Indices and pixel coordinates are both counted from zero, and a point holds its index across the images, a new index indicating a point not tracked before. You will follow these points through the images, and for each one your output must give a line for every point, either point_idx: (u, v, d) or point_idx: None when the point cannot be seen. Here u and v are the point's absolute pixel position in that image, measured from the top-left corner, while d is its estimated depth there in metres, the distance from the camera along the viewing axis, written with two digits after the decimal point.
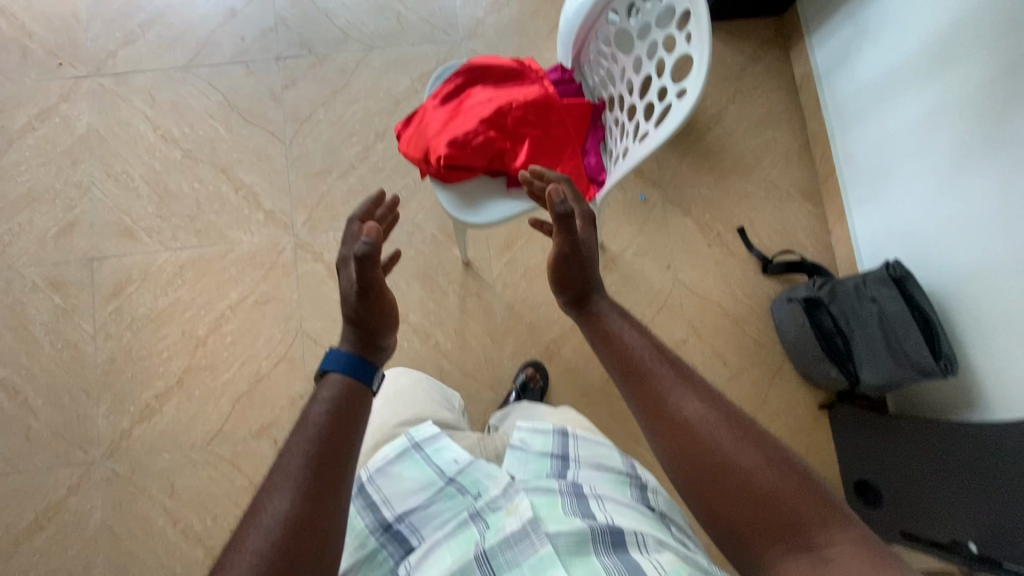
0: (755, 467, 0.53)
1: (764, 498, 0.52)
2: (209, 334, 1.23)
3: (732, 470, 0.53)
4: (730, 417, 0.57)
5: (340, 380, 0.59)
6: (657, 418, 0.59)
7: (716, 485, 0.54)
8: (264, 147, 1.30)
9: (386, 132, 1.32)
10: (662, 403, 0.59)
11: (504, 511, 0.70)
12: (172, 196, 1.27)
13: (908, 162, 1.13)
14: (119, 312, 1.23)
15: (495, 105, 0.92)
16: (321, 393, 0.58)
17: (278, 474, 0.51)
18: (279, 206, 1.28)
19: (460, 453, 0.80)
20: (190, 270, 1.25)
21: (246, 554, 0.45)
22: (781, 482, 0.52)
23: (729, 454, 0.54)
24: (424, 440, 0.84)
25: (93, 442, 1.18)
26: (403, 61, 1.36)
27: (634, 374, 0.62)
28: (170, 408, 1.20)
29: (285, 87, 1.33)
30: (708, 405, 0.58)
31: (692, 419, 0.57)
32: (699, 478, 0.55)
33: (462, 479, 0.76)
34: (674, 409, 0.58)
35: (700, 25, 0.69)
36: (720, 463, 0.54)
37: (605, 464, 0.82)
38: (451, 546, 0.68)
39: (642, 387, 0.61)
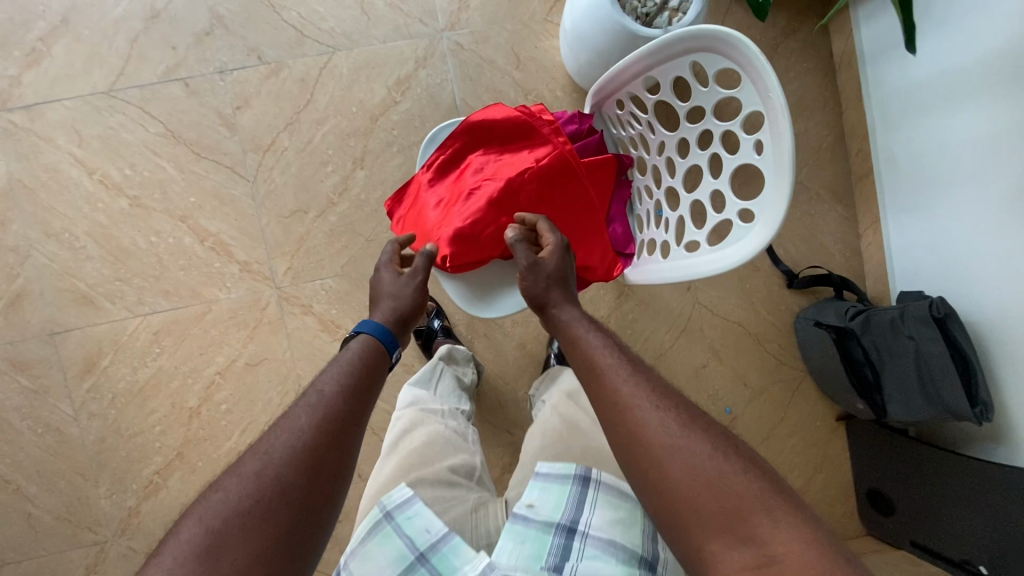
0: (702, 455, 0.55)
1: (709, 480, 0.53)
2: (202, 404, 1.14)
3: (680, 453, 0.55)
4: (684, 412, 0.59)
5: (369, 341, 0.68)
6: (610, 408, 0.61)
7: (663, 469, 0.55)
8: (224, 187, 1.12)
9: (365, 157, 1.14)
10: (615, 393, 0.61)
11: None
12: (128, 254, 1.11)
13: (959, 181, 1.01)
14: (97, 389, 1.12)
15: (502, 178, 0.78)
16: (355, 345, 0.68)
17: (277, 427, 0.59)
18: (253, 256, 1.13)
19: (432, 521, 0.69)
20: (166, 336, 1.13)
21: (276, 445, 0.56)
22: (728, 473, 0.53)
23: (676, 440, 0.56)
24: (393, 509, 0.72)
25: (102, 522, 1.14)
26: (374, 64, 1.14)
27: (590, 366, 0.65)
28: (175, 482, 1.14)
29: (236, 108, 1.11)
30: (660, 397, 0.60)
31: (642, 413, 0.58)
32: (646, 470, 0.56)
33: (432, 556, 0.66)
34: (625, 393, 0.61)
35: (775, 137, 0.54)
36: (668, 451, 0.55)
37: (616, 550, 0.65)
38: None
39: (595, 377, 0.64)
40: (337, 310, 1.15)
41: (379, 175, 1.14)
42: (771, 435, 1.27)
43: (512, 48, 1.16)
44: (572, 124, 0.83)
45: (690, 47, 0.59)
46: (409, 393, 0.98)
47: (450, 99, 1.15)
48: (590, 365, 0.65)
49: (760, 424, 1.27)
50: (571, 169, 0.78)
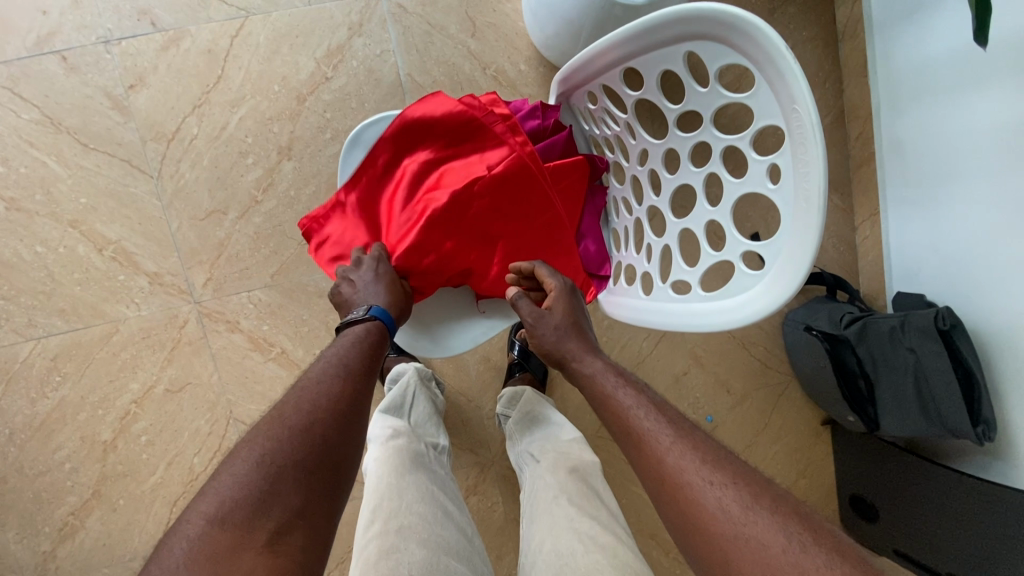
0: (776, 546, 0.40)
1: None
2: (118, 436, 1.00)
3: (742, 544, 0.41)
4: (747, 486, 0.45)
5: (379, 330, 0.62)
6: (648, 480, 0.49)
7: (726, 565, 0.41)
8: (123, 184, 0.94)
9: (293, 146, 0.96)
10: (653, 462, 0.49)
11: None
12: (10, 268, 0.94)
13: (972, 173, 0.88)
14: None
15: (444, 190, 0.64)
16: (369, 321, 0.61)
17: (294, 388, 0.55)
18: (165, 266, 0.96)
19: None
20: (67, 362, 0.97)
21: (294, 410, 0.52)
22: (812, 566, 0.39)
23: (739, 524, 0.42)
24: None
25: (12, 570, 1.00)
26: (298, 30, 0.94)
27: (620, 425, 0.53)
28: (94, 523, 1.01)
29: (129, 87, 0.92)
30: (709, 463, 0.47)
31: (693, 486, 0.45)
32: (702, 556, 0.44)
33: None
34: (662, 459, 0.48)
35: (796, 162, 0.40)
36: (727, 542, 0.42)
37: None
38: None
39: (630, 441, 0.52)
40: (269, 325, 0.99)
41: (311, 167, 0.97)
42: (754, 442, 1.18)
43: (466, 12, 0.97)
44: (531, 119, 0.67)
45: (684, 33, 0.44)
46: (385, 426, 0.77)
47: (393, 75, 0.97)
48: (621, 424, 0.53)
49: (743, 431, 1.18)
50: (529, 179, 0.63)
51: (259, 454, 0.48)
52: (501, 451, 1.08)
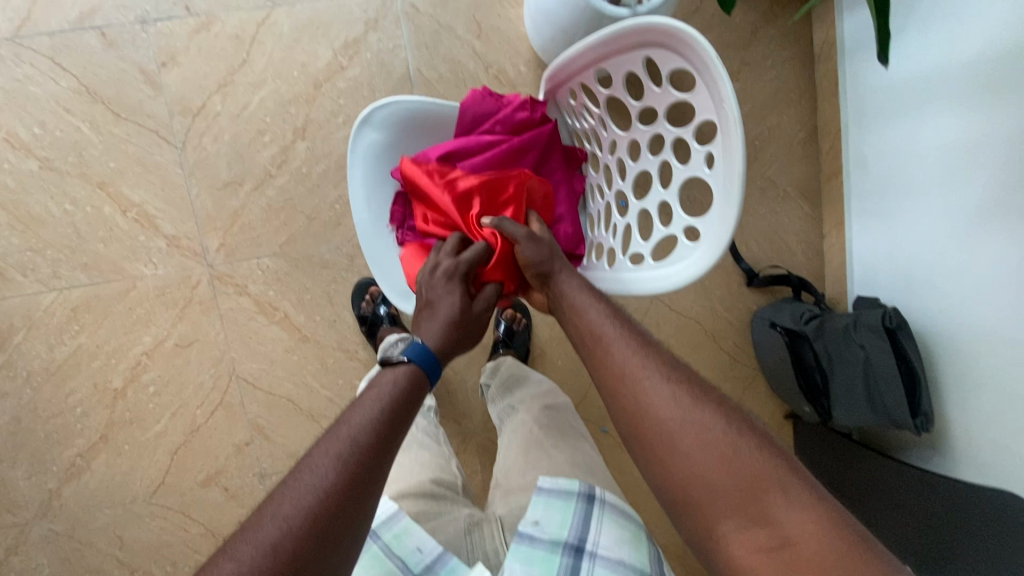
0: (715, 431, 0.50)
1: (722, 454, 0.49)
2: (128, 384, 1.08)
3: (686, 429, 0.51)
4: (693, 388, 0.54)
5: (416, 372, 0.59)
6: (614, 382, 0.57)
7: (671, 446, 0.51)
8: (150, 153, 1.02)
9: (307, 127, 1.05)
10: (620, 368, 0.57)
11: None
12: (40, 222, 1.02)
13: (924, 189, 0.97)
14: (9, 366, 1.05)
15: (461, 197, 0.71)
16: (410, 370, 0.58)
17: (330, 440, 0.50)
18: (183, 230, 1.05)
19: (425, 538, 0.62)
20: (85, 313, 1.05)
21: (286, 503, 0.45)
22: (741, 445, 0.49)
23: (686, 416, 0.52)
24: (382, 526, 0.64)
25: (20, 504, 1.08)
26: (319, 23, 1.03)
27: (592, 336, 0.61)
28: (100, 465, 1.09)
29: (162, 65, 1.01)
30: (667, 371, 0.56)
31: (648, 383, 0.55)
32: (650, 439, 0.53)
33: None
34: (628, 366, 0.56)
35: (725, 151, 0.49)
36: (674, 430, 0.51)
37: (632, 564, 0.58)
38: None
39: (598, 348, 0.60)
40: (275, 291, 1.08)
41: (323, 148, 1.05)
42: None
43: (474, 15, 1.06)
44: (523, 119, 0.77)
45: (643, 40, 0.53)
46: None
47: (403, 68, 1.06)
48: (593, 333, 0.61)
49: None
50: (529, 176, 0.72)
51: (278, 539, 0.43)
52: (482, 422, 1.16)
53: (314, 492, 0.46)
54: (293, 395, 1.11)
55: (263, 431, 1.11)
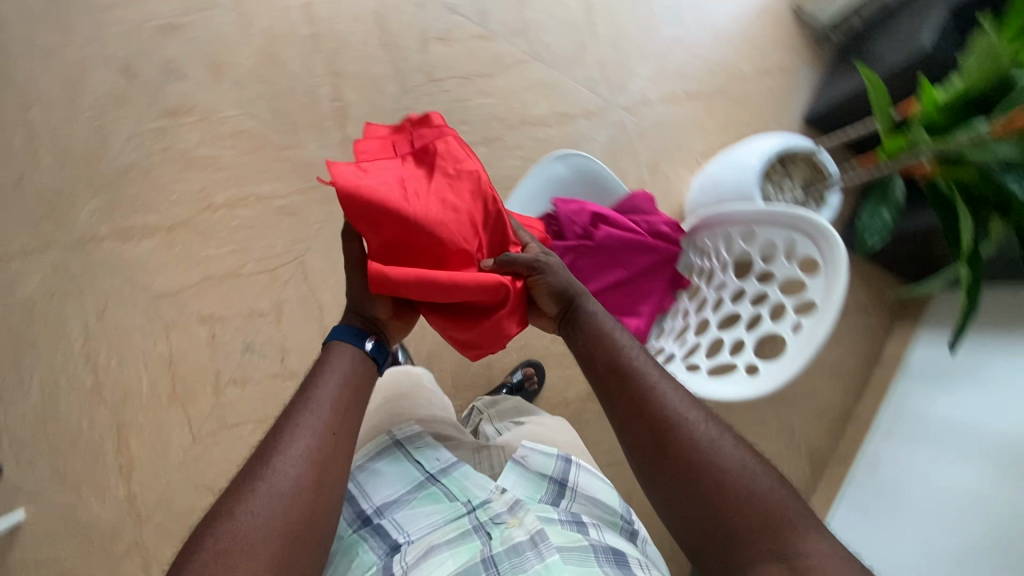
0: (737, 467, 0.59)
1: (737, 501, 0.57)
2: (224, 206, 1.21)
3: (689, 474, 0.59)
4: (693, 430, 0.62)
5: (354, 354, 0.69)
6: (624, 421, 0.65)
7: (695, 481, 0.59)
8: (382, 80, 1.25)
9: (494, 140, 1.26)
10: (630, 412, 0.65)
11: (506, 522, 0.72)
12: (273, 63, 1.23)
13: (912, 518, 1.04)
14: (161, 132, 1.21)
15: (411, 254, 0.65)
16: (336, 367, 0.67)
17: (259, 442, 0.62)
18: (357, 138, 1.23)
19: (443, 453, 0.82)
20: (244, 138, 1.22)
21: (274, 461, 0.59)
22: (760, 486, 0.58)
23: (708, 446, 0.60)
24: (406, 437, 0.83)
25: (67, 226, 1.18)
26: (555, 89, 1.29)
27: (608, 381, 0.68)
28: (148, 244, 1.19)
29: (437, 37, 1.27)
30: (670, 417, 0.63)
31: (670, 412, 0.63)
32: (669, 471, 0.61)
33: (443, 478, 0.79)
34: (640, 406, 0.64)
35: (810, 334, 0.64)
36: (699, 460, 0.60)
37: (603, 500, 0.79)
38: (448, 552, 0.68)
39: (618, 385, 0.67)
40: None
41: (493, 160, 1.25)
42: None
43: (657, 158, 1.30)
44: (424, 135, 0.69)
45: (792, 226, 0.71)
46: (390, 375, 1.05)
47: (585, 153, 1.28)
48: (613, 378, 0.68)
49: None
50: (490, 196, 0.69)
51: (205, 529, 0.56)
52: None
53: (236, 489, 0.58)
54: (325, 305, 1.21)
55: (282, 314, 1.20)
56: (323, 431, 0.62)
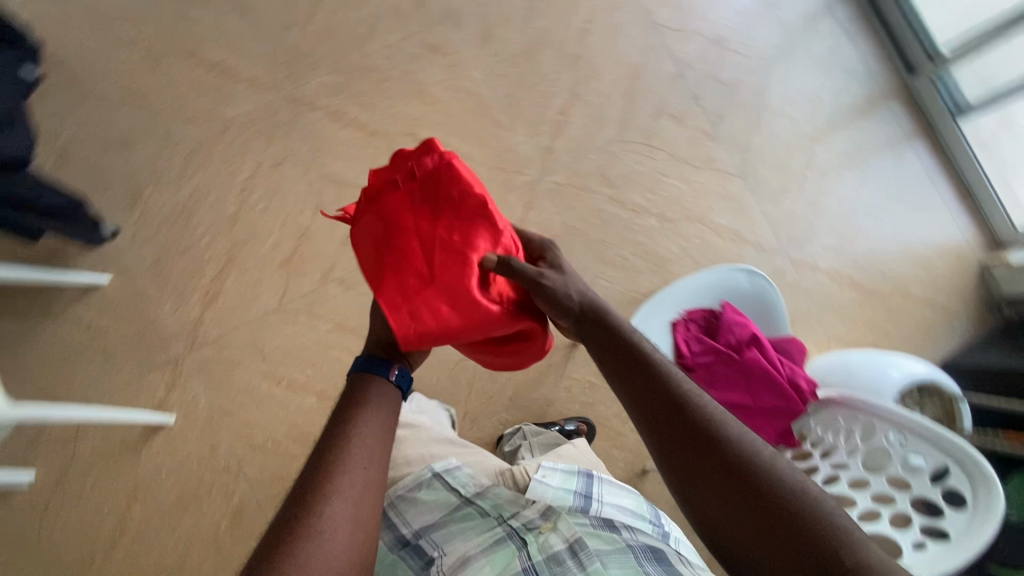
0: (785, 486, 0.56)
1: (790, 519, 0.54)
2: (422, 141, 1.30)
3: (752, 522, 0.55)
4: (736, 464, 0.58)
5: (386, 391, 0.70)
6: (670, 458, 0.61)
7: (741, 493, 0.56)
8: (609, 121, 1.33)
9: (669, 221, 1.31)
10: (674, 448, 0.61)
11: (540, 527, 0.80)
12: (531, 57, 1.34)
13: None
14: (412, 56, 1.32)
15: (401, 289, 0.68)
16: (370, 401, 0.67)
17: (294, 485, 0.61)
18: (559, 153, 1.32)
19: (476, 480, 0.88)
20: (472, 99, 1.32)
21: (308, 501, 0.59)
22: (812, 507, 0.54)
23: (753, 461, 0.58)
24: (444, 471, 0.87)
25: (296, 83, 1.29)
26: (745, 207, 1.33)
27: (644, 419, 0.63)
28: (346, 134, 1.29)
29: (672, 113, 1.35)
30: (712, 451, 0.59)
31: (713, 419, 0.61)
32: (709, 482, 0.58)
33: (479, 499, 0.85)
34: (683, 445, 0.60)
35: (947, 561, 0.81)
36: (745, 474, 0.57)
37: (626, 506, 0.88)
38: (484, 562, 0.74)
39: (657, 419, 0.62)
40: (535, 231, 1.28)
41: (658, 236, 1.31)
42: None
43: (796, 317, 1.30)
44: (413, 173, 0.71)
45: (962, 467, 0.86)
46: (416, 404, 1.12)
47: None
48: (654, 418, 0.62)
49: None
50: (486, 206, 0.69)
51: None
52: (474, 437, 1.24)
53: (276, 534, 0.56)
54: None
55: None
56: (358, 465, 0.62)
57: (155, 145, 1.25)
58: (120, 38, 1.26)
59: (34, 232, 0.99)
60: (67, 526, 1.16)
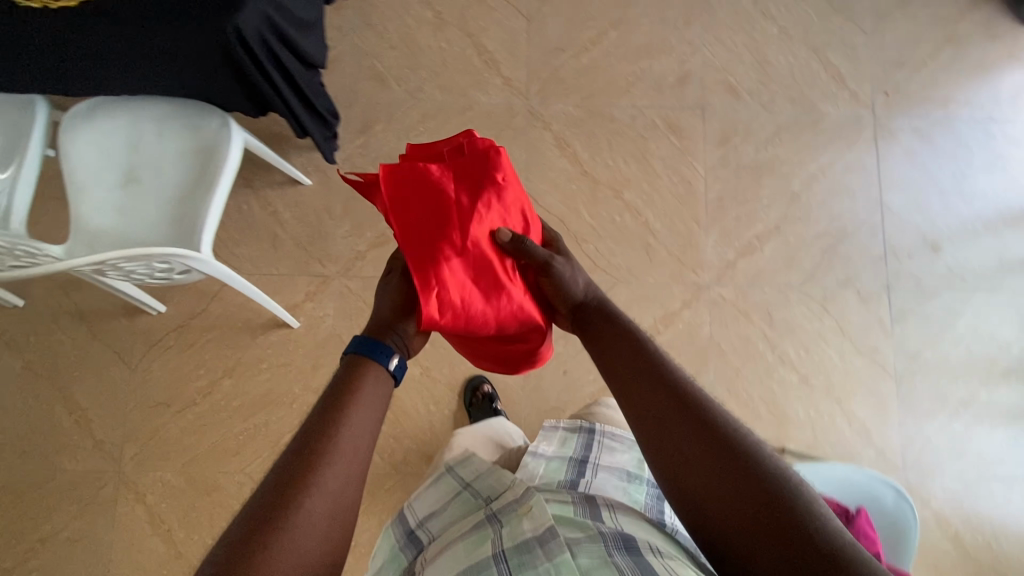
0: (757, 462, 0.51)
1: (764, 505, 0.48)
2: (621, 201, 1.34)
3: (747, 521, 0.48)
4: (730, 455, 0.51)
5: (375, 365, 0.60)
6: (656, 450, 0.55)
7: (711, 476, 0.51)
8: (798, 268, 1.33)
9: (804, 386, 1.29)
10: (666, 439, 0.54)
11: (519, 509, 0.69)
12: (754, 176, 1.36)
13: None
14: (650, 125, 1.37)
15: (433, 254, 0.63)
16: (364, 391, 0.57)
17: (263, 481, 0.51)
18: (736, 273, 1.32)
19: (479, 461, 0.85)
20: (682, 188, 1.35)
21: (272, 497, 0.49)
22: (784, 492, 0.49)
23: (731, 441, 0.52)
24: (458, 464, 0.84)
25: (541, 99, 1.37)
26: (881, 414, 1.29)
27: (631, 406, 0.58)
28: (560, 163, 1.35)
29: (857, 290, 1.33)
30: (707, 442, 0.52)
31: (690, 392, 0.56)
32: (682, 463, 0.53)
33: (472, 483, 0.79)
34: (675, 439, 0.54)
35: None
36: (715, 452, 0.52)
37: (621, 470, 0.83)
38: (458, 547, 0.68)
39: (649, 409, 0.56)
40: (680, 332, 1.29)
41: (787, 395, 1.28)
42: None
43: None
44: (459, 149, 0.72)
45: None
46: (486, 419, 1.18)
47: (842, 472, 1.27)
48: (643, 404, 0.57)
49: None
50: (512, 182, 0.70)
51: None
52: None
53: (238, 536, 0.46)
54: None
55: None
56: (332, 461, 0.52)
57: (404, 91, 1.35)
58: None
59: (299, 130, 1.05)
60: (168, 363, 1.26)
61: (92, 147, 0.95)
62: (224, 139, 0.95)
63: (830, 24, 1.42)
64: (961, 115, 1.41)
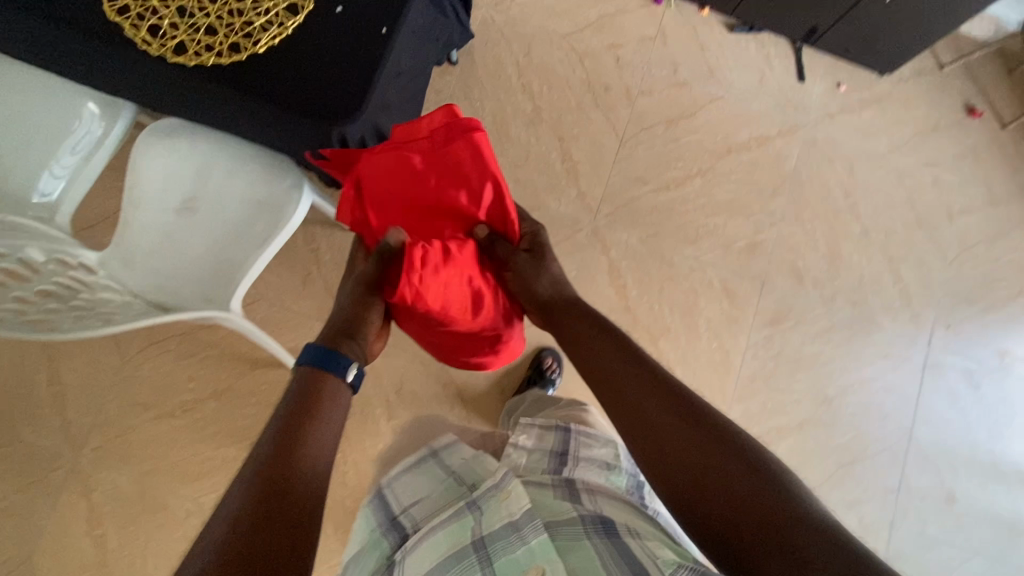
0: (713, 439, 0.60)
1: (722, 480, 0.57)
2: (654, 347, 1.31)
3: (709, 481, 0.57)
4: (696, 432, 0.61)
5: (314, 369, 0.68)
6: (638, 440, 0.64)
7: (679, 454, 0.60)
8: (810, 473, 1.28)
9: None
10: (638, 421, 0.65)
11: (499, 496, 0.72)
12: (793, 364, 1.32)
13: None
14: (706, 281, 1.34)
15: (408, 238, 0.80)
16: (329, 391, 0.67)
17: (252, 468, 0.56)
18: None
19: (464, 451, 0.88)
20: (718, 354, 1.32)
21: (244, 493, 0.53)
22: (736, 464, 0.57)
23: (692, 428, 0.62)
24: (441, 448, 0.88)
25: (608, 222, 1.34)
26: None
27: (620, 394, 0.69)
28: (607, 290, 1.32)
29: (859, 514, 1.28)
30: (679, 423, 0.63)
31: (659, 384, 0.68)
32: (657, 449, 0.62)
33: (458, 474, 0.82)
34: (648, 417, 0.65)
35: None
36: (680, 435, 0.62)
37: (599, 457, 0.86)
38: (442, 532, 0.69)
39: (617, 395, 0.69)
40: None
41: None
42: None
43: None
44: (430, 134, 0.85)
45: None
46: None
47: None
48: (623, 389, 0.69)
49: None
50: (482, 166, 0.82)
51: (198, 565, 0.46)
52: None
53: (239, 510, 0.51)
54: None
55: None
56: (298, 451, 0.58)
57: None
58: (528, 82, 1.38)
59: None
60: (162, 366, 1.22)
61: (162, 165, 0.92)
62: (292, 197, 0.91)
63: (912, 238, 1.40)
64: (1014, 370, 1.36)
